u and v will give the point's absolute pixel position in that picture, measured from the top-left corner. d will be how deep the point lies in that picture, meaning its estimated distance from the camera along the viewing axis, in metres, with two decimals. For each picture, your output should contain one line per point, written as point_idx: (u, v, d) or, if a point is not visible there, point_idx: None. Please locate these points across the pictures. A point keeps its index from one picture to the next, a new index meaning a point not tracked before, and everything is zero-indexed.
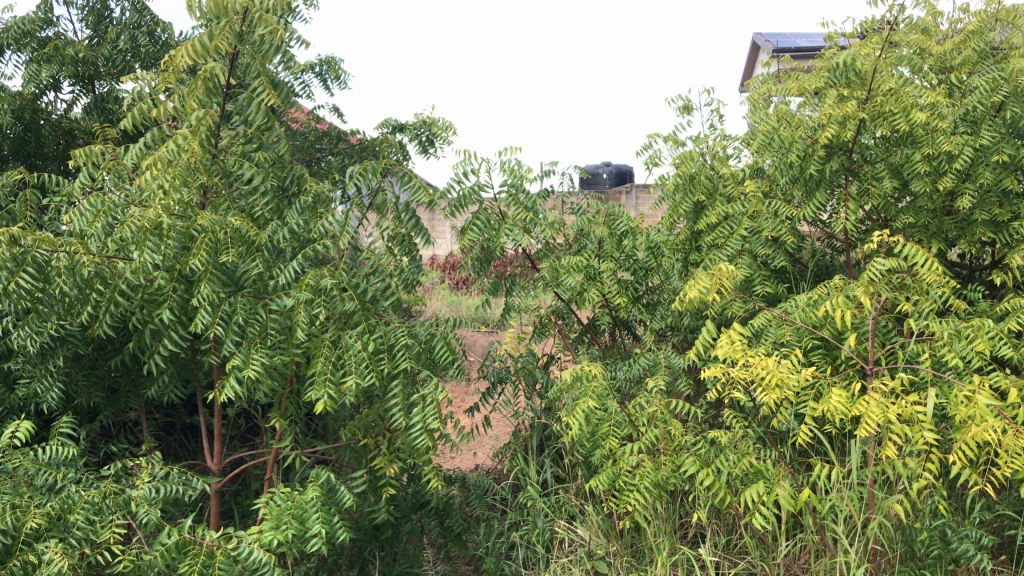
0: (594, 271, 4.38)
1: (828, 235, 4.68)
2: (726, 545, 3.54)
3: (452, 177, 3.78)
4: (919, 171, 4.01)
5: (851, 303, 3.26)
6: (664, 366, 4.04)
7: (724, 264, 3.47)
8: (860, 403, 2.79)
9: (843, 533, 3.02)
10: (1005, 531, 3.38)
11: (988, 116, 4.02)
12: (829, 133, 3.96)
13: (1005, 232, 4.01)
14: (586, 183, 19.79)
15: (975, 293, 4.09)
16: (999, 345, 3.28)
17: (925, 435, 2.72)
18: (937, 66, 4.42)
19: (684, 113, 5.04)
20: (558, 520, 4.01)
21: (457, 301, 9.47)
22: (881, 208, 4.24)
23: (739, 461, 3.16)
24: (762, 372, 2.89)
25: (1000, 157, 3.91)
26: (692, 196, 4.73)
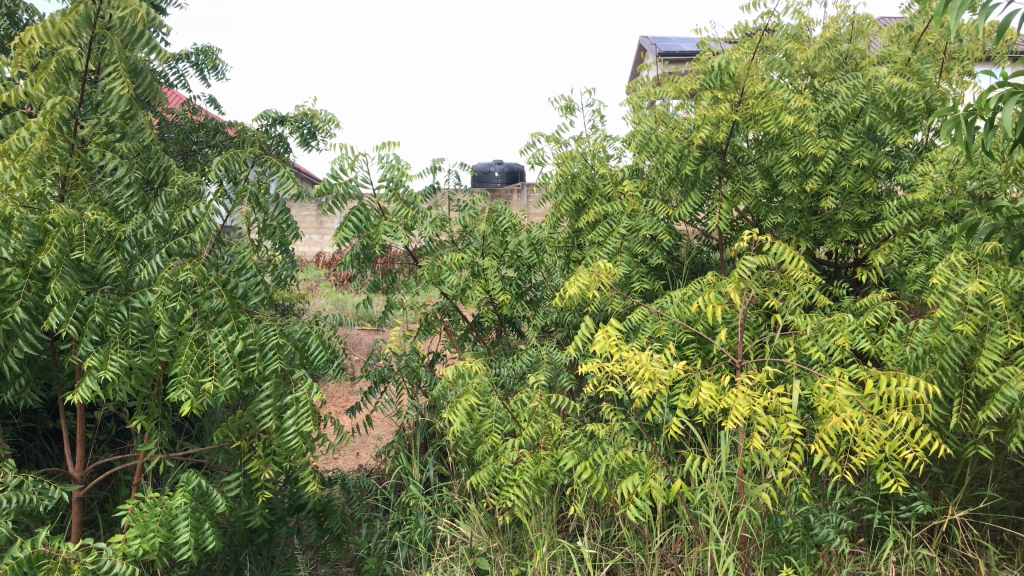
0: (478, 268, 4.39)
1: (704, 234, 4.83)
2: (604, 538, 3.61)
3: (330, 171, 3.71)
4: (788, 172, 4.21)
5: (723, 299, 3.36)
6: (545, 362, 4.09)
7: (603, 261, 3.49)
8: (729, 395, 2.88)
9: (713, 522, 3.12)
10: (863, 516, 3.56)
11: (851, 121, 4.22)
12: (703, 133, 4.09)
13: (867, 232, 4.23)
14: (477, 181, 19.80)
15: (840, 290, 4.29)
16: (858, 339, 3.45)
17: (789, 425, 2.84)
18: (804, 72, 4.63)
19: (567, 113, 5.10)
20: (441, 518, 4.00)
21: (342, 299, 9.33)
22: (753, 207, 4.40)
23: (617, 454, 3.21)
24: (635, 366, 2.95)
25: (860, 159, 4.13)
26: (575, 194, 4.79)
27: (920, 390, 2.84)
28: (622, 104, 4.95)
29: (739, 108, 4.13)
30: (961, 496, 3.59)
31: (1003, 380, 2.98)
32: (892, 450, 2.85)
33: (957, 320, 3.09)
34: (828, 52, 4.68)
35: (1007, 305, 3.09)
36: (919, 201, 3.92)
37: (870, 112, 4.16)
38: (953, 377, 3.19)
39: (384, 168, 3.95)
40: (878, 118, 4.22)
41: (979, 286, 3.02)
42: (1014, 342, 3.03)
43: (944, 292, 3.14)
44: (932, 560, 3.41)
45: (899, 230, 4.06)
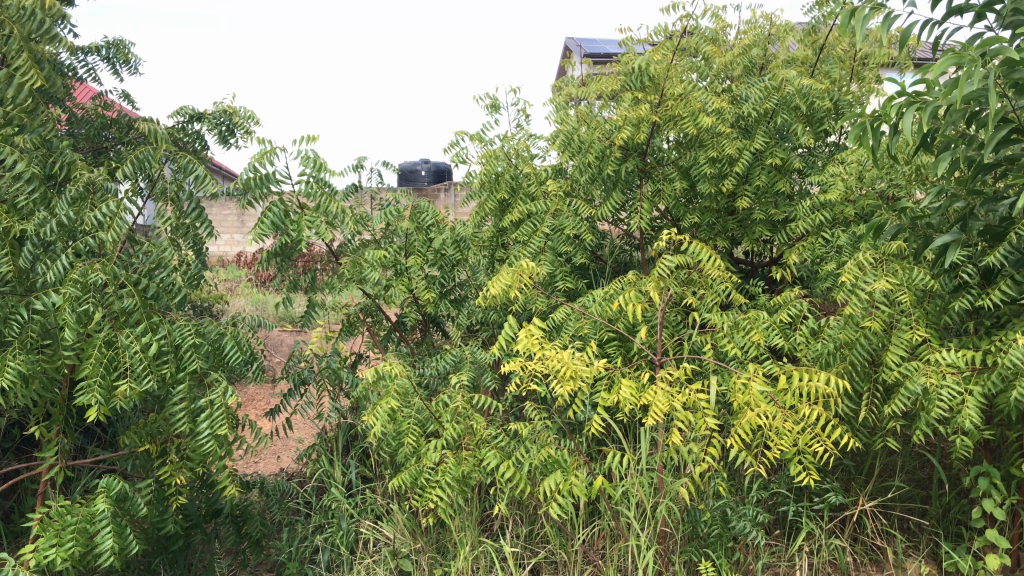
0: (401, 267, 4.36)
1: (626, 233, 4.89)
2: (526, 536, 3.62)
3: (248, 166, 3.64)
4: (706, 172, 4.29)
5: (643, 297, 3.40)
6: (469, 361, 4.08)
7: (526, 260, 3.46)
8: (648, 393, 2.92)
9: (633, 518, 3.16)
10: (779, 508, 3.65)
11: (765, 123, 4.34)
12: (623, 133, 4.15)
13: (781, 232, 4.35)
14: (405, 180, 19.66)
15: (756, 287, 4.39)
16: (772, 335, 3.53)
17: (706, 421, 2.90)
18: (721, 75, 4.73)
19: (490, 112, 5.09)
20: (363, 521, 3.95)
21: (262, 300, 9.14)
22: (673, 206, 4.47)
23: (540, 452, 3.21)
24: (557, 365, 2.96)
25: (774, 160, 4.24)
26: (498, 193, 4.78)
27: (831, 385, 2.93)
28: (545, 104, 4.97)
29: (659, 109, 4.19)
30: (871, 487, 3.72)
31: (907, 374, 3.09)
32: (805, 444, 2.92)
33: (866, 317, 3.19)
34: (745, 55, 4.79)
35: (911, 302, 3.21)
36: (830, 201, 4.05)
37: (783, 114, 4.28)
38: (862, 372, 3.29)
39: (303, 163, 3.89)
40: (790, 120, 4.35)
41: (885, 284, 3.12)
42: (917, 338, 3.15)
43: (852, 290, 3.24)
44: (844, 550, 3.52)
45: (812, 229, 4.18)
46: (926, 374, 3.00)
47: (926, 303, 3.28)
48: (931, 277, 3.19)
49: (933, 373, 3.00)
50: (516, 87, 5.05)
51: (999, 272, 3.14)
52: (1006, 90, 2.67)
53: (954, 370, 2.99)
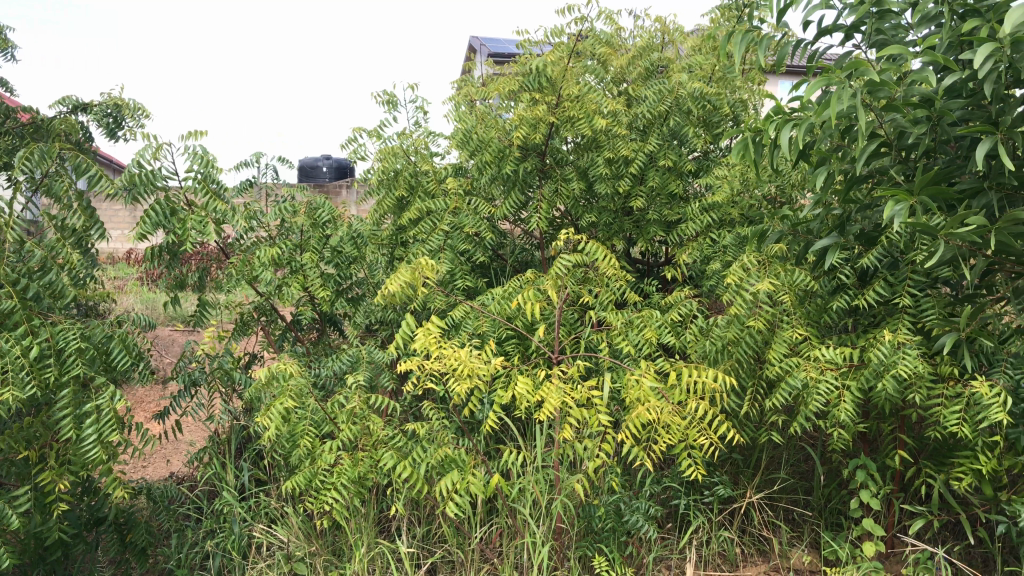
0: (297, 265, 4.29)
1: (524, 232, 4.93)
2: (423, 536, 3.61)
3: (133, 161, 3.51)
4: (602, 173, 4.37)
5: (541, 296, 3.44)
6: (366, 361, 4.04)
7: (424, 258, 3.43)
8: (544, 390, 2.95)
9: (529, 515, 3.20)
10: (671, 502, 3.75)
11: (658, 125, 4.45)
12: (521, 133, 4.19)
13: (674, 232, 4.46)
14: (308, 175, 19.34)
15: (650, 287, 4.49)
16: (664, 333, 3.63)
17: (599, 417, 2.96)
18: (617, 77, 4.81)
19: (389, 108, 5.05)
20: (257, 524, 3.87)
21: (153, 297, 8.85)
22: (570, 207, 4.54)
23: (436, 451, 3.20)
24: (454, 363, 2.95)
25: (666, 162, 4.35)
26: (396, 191, 4.75)
27: (718, 381, 3.03)
28: (445, 102, 4.96)
29: (556, 110, 4.25)
30: (758, 480, 3.86)
31: (788, 370, 3.22)
32: (691, 438, 3.04)
33: (750, 316, 3.31)
34: (640, 59, 4.89)
35: (793, 302, 3.34)
36: (719, 203, 4.18)
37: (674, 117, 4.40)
38: (748, 368, 3.41)
39: (192, 159, 3.78)
40: (681, 124, 4.47)
41: (769, 284, 3.25)
42: (797, 336, 3.29)
43: (738, 291, 3.36)
44: (732, 541, 3.64)
45: (702, 230, 4.31)
46: (806, 370, 3.14)
47: (806, 303, 3.43)
48: (810, 278, 3.34)
49: (812, 369, 3.15)
50: (414, 84, 5.02)
51: (871, 274, 3.35)
52: (877, 103, 2.84)
53: (831, 366, 3.14)
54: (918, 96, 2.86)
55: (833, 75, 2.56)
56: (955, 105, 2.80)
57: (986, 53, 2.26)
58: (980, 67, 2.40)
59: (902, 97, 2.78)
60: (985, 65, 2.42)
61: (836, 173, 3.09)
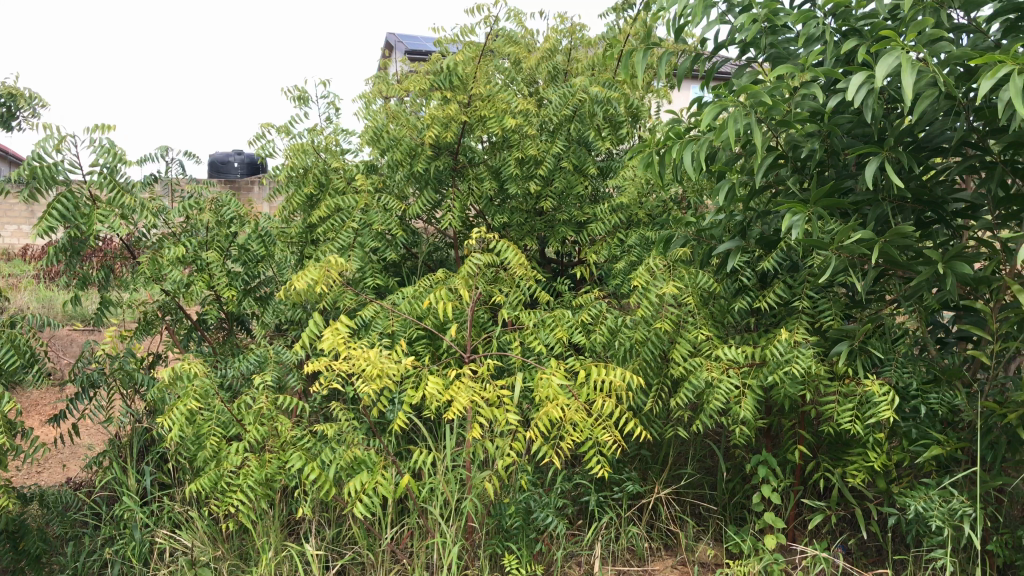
0: (202, 262, 4.18)
1: (437, 231, 4.91)
2: (332, 539, 3.57)
3: (34, 153, 3.36)
4: (514, 173, 4.40)
5: (451, 295, 3.44)
6: (273, 361, 3.97)
7: (333, 256, 3.39)
8: (454, 389, 2.96)
9: (439, 514, 3.19)
10: (581, 500, 3.80)
11: (568, 126, 4.50)
12: (432, 132, 4.19)
13: (584, 232, 4.51)
14: (217, 170, 18.86)
15: (562, 287, 4.54)
16: (575, 333, 3.67)
17: (509, 416, 2.98)
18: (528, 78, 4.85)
19: (299, 104, 4.97)
20: (159, 530, 3.75)
21: (49, 296, 8.49)
22: (482, 206, 4.55)
23: (345, 453, 3.16)
24: (364, 363, 2.92)
25: (575, 163, 4.40)
26: (306, 188, 4.69)
27: (625, 379, 3.09)
28: (356, 99, 4.91)
29: (467, 110, 4.28)
30: (665, 476, 3.94)
31: (692, 369, 3.30)
32: (596, 436, 3.08)
33: (657, 316, 3.38)
34: (551, 60, 4.93)
35: (697, 303, 3.43)
36: (626, 204, 4.26)
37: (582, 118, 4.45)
38: (655, 367, 3.48)
39: (97, 152, 3.67)
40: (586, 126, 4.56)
41: (673, 287, 3.34)
42: (701, 336, 3.38)
43: (644, 293, 3.43)
44: (640, 536, 3.71)
45: (612, 231, 4.37)
46: (709, 369, 3.22)
47: (710, 304, 3.53)
48: (713, 280, 3.45)
49: (715, 368, 3.23)
50: (323, 81, 4.97)
51: (770, 277, 3.51)
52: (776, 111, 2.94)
53: (733, 365, 3.24)
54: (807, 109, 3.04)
55: (726, 100, 2.84)
56: (842, 120, 2.98)
57: (859, 84, 2.51)
58: (856, 93, 2.65)
59: (791, 112, 2.97)
60: (862, 89, 2.67)
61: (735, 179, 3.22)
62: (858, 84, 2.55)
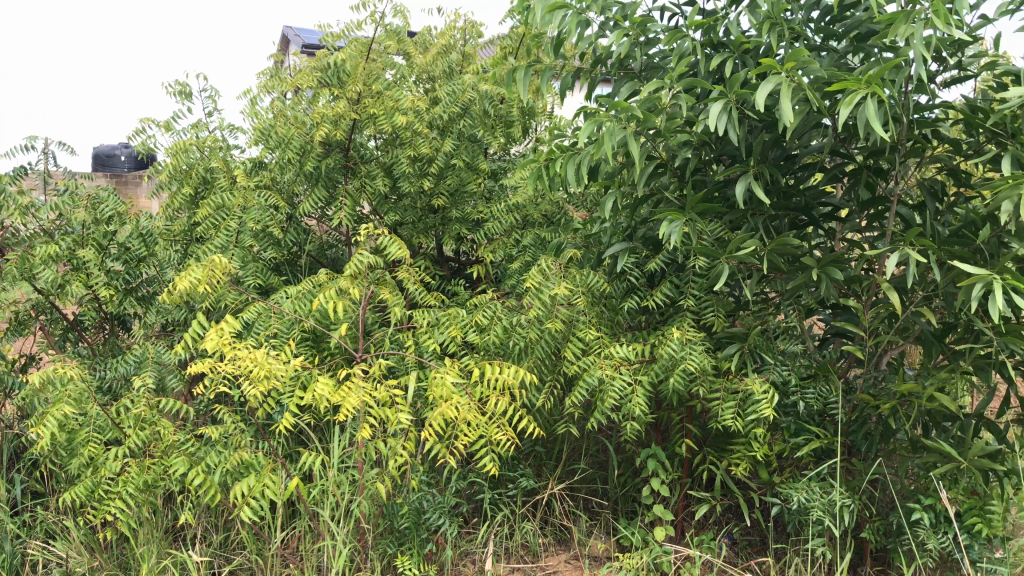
0: (78, 261, 4.00)
1: (329, 229, 4.82)
2: (219, 545, 3.47)
3: None
4: (406, 171, 4.38)
5: (342, 295, 3.39)
6: (154, 362, 3.82)
7: (217, 256, 3.30)
8: (344, 389, 2.92)
9: (329, 516, 3.14)
10: (474, 498, 3.80)
11: (458, 125, 4.51)
12: (323, 130, 4.13)
13: (479, 231, 4.52)
14: (100, 163, 18.04)
15: (457, 286, 4.53)
16: (467, 332, 3.67)
17: (400, 416, 2.96)
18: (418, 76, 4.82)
19: (183, 99, 4.80)
20: (31, 542, 3.56)
21: None
22: (374, 204, 4.50)
23: (231, 456, 3.08)
24: (251, 364, 2.85)
25: (466, 162, 4.41)
26: (190, 185, 4.54)
27: (517, 376, 3.11)
28: (242, 95, 4.78)
29: (355, 108, 4.24)
30: (558, 473, 3.99)
31: (583, 367, 3.35)
32: (489, 434, 3.09)
33: (550, 315, 3.41)
34: (442, 58, 4.92)
35: (589, 301, 3.48)
36: (522, 204, 4.27)
37: (473, 118, 4.47)
38: (549, 364, 3.51)
39: None
40: (474, 126, 4.58)
41: (566, 286, 3.38)
42: (593, 335, 3.42)
43: (537, 293, 3.45)
44: (534, 533, 3.75)
45: (507, 230, 4.39)
46: (601, 367, 3.26)
47: (602, 303, 3.59)
48: (604, 280, 3.50)
49: (607, 366, 3.28)
50: (205, 77, 4.83)
51: (658, 276, 3.60)
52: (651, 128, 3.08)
53: (624, 363, 3.30)
54: (684, 117, 3.15)
55: (602, 117, 2.95)
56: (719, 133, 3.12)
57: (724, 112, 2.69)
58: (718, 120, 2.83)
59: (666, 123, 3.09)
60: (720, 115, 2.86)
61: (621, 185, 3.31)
62: (718, 113, 2.77)
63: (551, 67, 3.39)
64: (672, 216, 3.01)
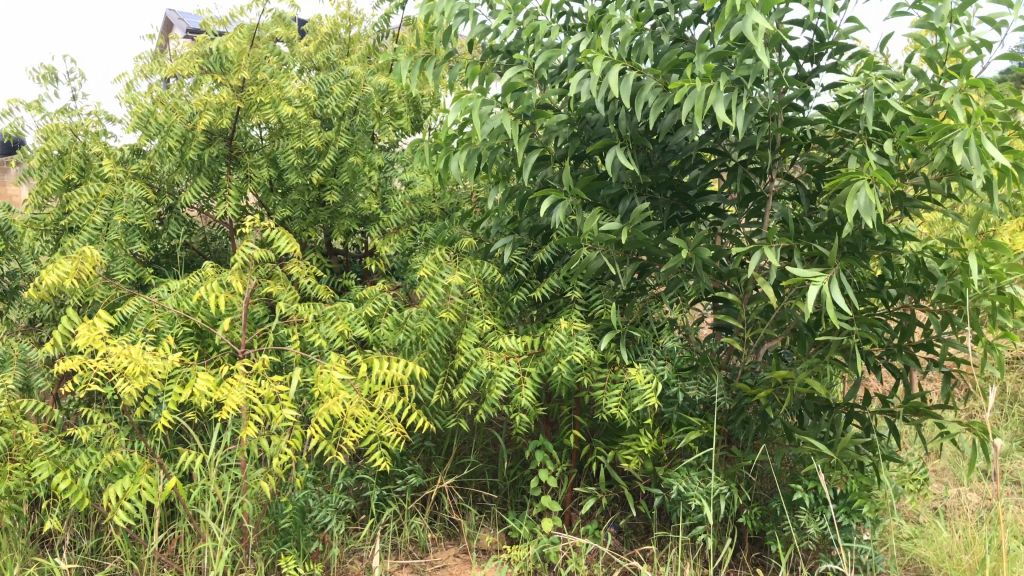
0: None
1: (214, 221, 4.66)
2: (91, 550, 3.32)
3: None
4: (293, 162, 4.28)
5: (225, 289, 3.28)
6: (20, 360, 3.62)
7: (88, 248, 3.14)
8: (224, 386, 2.83)
9: (209, 517, 3.04)
10: (362, 495, 3.75)
11: (345, 116, 4.43)
12: (205, 118, 3.99)
13: (371, 223, 4.45)
14: None
15: (348, 280, 4.45)
16: (357, 326, 3.61)
17: (284, 413, 2.89)
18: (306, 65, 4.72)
19: (49, 81, 4.55)
20: None
21: None
22: (260, 195, 4.38)
23: (103, 458, 2.95)
24: (124, 361, 2.73)
25: (355, 153, 4.34)
26: (61, 173, 4.31)
27: (405, 371, 3.09)
28: (116, 79, 4.56)
29: (240, 95, 4.15)
30: (448, 467, 3.98)
31: (472, 360, 3.35)
32: (377, 429, 3.07)
33: (441, 308, 3.40)
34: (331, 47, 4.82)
35: (481, 295, 3.48)
36: (417, 197, 4.23)
37: (360, 109, 4.41)
38: (440, 358, 3.49)
39: None
40: (366, 117, 4.51)
41: (460, 277, 3.36)
42: (485, 326, 3.42)
43: (429, 284, 3.44)
44: (422, 528, 3.75)
45: (402, 223, 4.34)
46: (489, 359, 3.28)
47: (493, 295, 3.59)
48: (496, 272, 3.51)
49: (495, 358, 3.29)
50: (68, 58, 4.58)
51: (547, 269, 3.64)
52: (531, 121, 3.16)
53: (512, 355, 3.32)
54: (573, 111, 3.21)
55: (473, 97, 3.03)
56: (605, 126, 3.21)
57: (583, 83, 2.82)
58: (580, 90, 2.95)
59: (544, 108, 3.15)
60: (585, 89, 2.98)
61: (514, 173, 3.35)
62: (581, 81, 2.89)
63: (439, 60, 3.39)
64: (554, 200, 3.07)
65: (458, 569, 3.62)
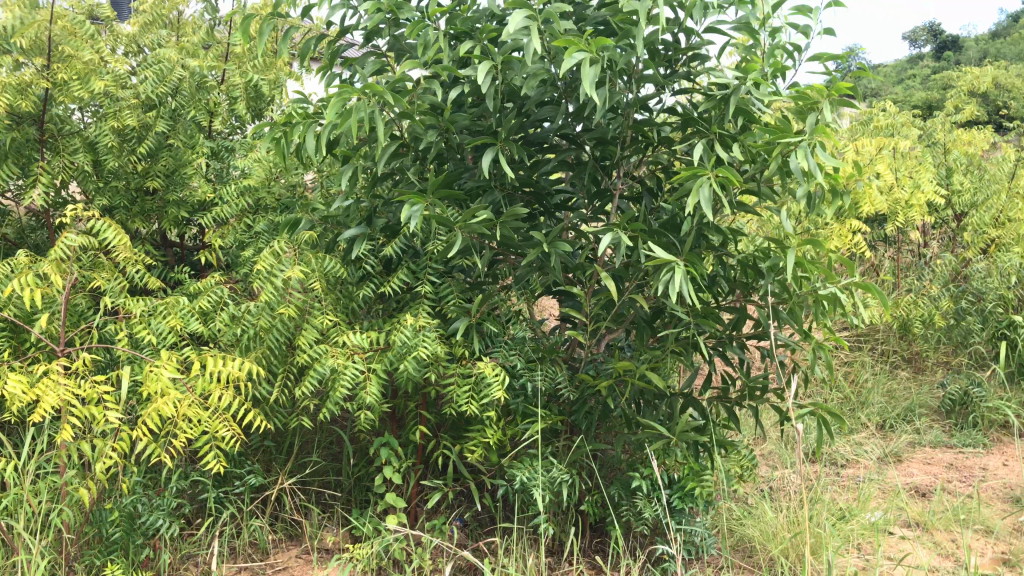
0: None
1: (29, 209, 4.32)
2: None
3: None
4: (113, 148, 4.02)
5: (41, 282, 3.05)
6: None
7: None
8: (39, 387, 2.63)
9: (23, 528, 2.82)
10: (198, 498, 3.59)
11: (170, 100, 4.20)
12: (6, 98, 3.68)
13: (204, 213, 4.24)
14: None
15: (181, 273, 4.22)
16: (191, 322, 3.44)
17: (107, 414, 2.72)
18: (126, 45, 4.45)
19: None
20: None
21: None
22: (80, 182, 4.09)
23: None
24: None
25: (182, 139, 4.12)
26: None
27: (243, 369, 2.97)
28: None
29: (47, 73, 3.85)
30: (290, 466, 3.87)
31: (315, 357, 3.28)
32: (214, 430, 2.95)
33: (280, 304, 3.29)
34: (154, 26, 4.56)
35: (322, 289, 3.40)
36: (255, 186, 4.04)
37: (182, 92, 4.18)
38: (279, 355, 3.39)
39: None
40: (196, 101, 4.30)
41: (299, 271, 3.28)
42: (328, 322, 3.35)
43: (268, 277, 3.32)
44: (262, 530, 3.63)
45: (237, 214, 4.16)
46: (332, 356, 3.22)
47: (337, 289, 3.50)
48: (339, 265, 3.43)
49: (338, 355, 3.24)
50: None
51: (393, 262, 3.59)
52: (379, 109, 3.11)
53: (356, 352, 3.27)
54: (419, 102, 3.18)
55: (349, 89, 2.89)
56: (454, 117, 3.20)
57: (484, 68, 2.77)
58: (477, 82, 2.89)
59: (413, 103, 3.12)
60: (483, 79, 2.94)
61: (360, 162, 3.28)
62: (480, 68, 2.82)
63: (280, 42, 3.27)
64: (413, 199, 2.98)
65: (301, 570, 3.54)
